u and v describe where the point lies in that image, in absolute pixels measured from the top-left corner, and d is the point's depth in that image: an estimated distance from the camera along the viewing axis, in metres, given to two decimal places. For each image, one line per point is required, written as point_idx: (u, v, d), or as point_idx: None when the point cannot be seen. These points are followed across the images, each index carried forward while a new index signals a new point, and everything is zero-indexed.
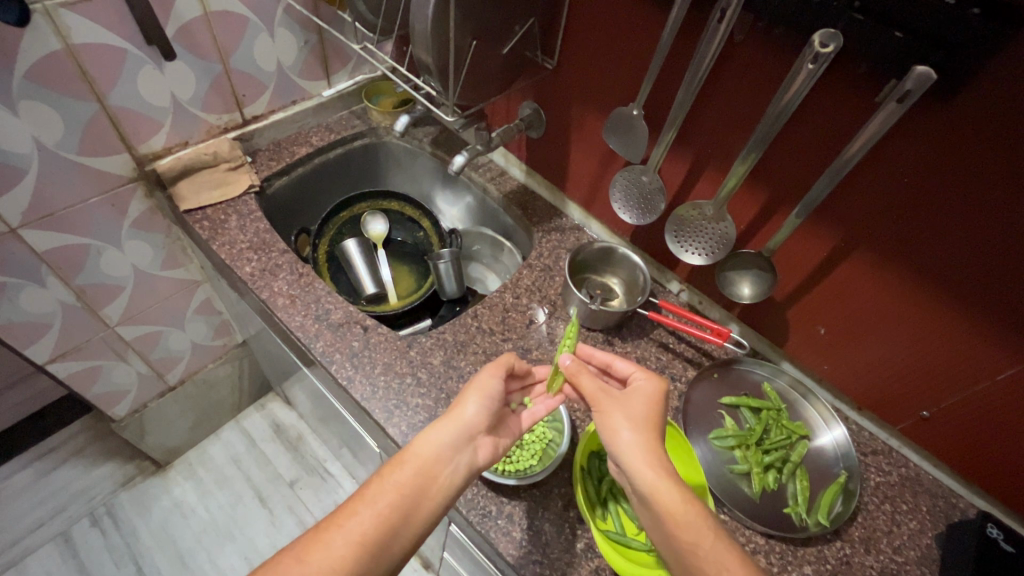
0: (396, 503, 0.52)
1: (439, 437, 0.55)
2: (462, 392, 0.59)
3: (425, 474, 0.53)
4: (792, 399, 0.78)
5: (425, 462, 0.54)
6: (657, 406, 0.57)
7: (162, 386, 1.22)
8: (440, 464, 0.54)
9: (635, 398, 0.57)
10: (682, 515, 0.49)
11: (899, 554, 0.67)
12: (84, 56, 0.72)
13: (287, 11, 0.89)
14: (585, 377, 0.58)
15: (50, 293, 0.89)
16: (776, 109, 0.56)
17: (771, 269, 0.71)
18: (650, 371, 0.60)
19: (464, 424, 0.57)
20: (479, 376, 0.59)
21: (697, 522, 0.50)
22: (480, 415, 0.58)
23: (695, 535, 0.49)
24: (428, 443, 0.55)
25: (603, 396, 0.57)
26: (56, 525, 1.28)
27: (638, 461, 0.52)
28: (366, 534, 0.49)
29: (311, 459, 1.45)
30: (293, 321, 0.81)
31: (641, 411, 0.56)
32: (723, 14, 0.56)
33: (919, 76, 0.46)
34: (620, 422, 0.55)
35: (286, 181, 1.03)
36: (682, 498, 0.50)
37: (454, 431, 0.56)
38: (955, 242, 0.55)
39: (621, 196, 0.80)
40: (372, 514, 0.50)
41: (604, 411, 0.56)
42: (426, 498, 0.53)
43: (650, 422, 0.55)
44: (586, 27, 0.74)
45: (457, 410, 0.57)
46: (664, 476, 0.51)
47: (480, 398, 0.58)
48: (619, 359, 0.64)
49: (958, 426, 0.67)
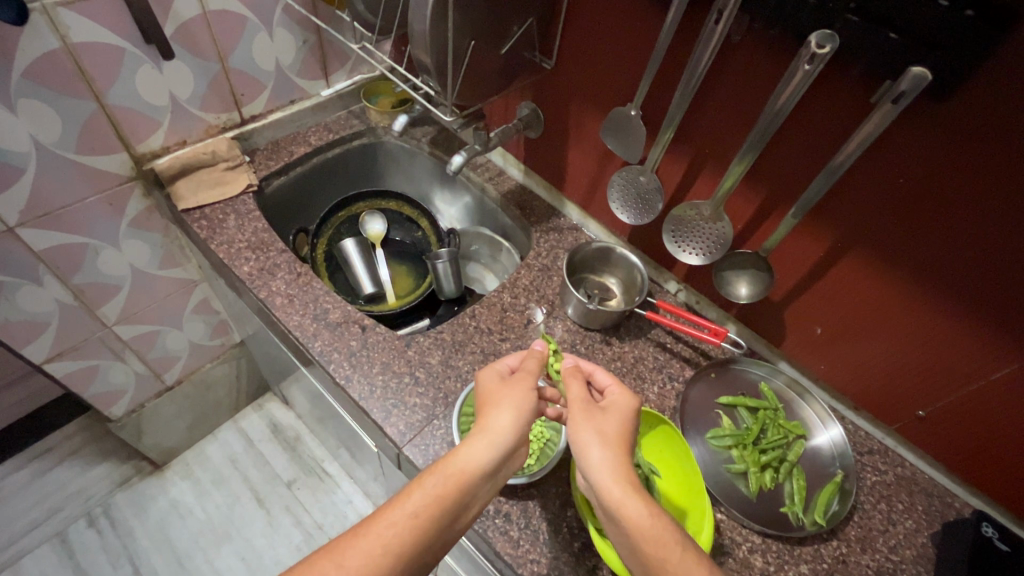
0: (437, 516, 0.49)
1: (482, 453, 0.53)
2: (502, 403, 0.57)
3: (467, 489, 0.51)
4: (789, 399, 0.78)
5: (466, 477, 0.51)
6: (629, 420, 0.58)
7: (160, 385, 1.22)
8: (480, 480, 0.52)
9: (609, 413, 0.58)
10: (653, 530, 0.48)
11: (895, 553, 0.67)
12: (82, 54, 0.72)
13: (286, 11, 0.89)
14: (574, 384, 0.61)
15: (49, 293, 0.89)
16: (771, 112, 0.57)
17: (767, 269, 0.71)
18: (624, 385, 0.61)
19: (506, 440, 0.54)
20: (514, 392, 0.58)
21: (666, 537, 0.48)
22: (520, 431, 0.56)
23: (663, 551, 0.47)
24: (473, 458, 0.52)
25: (575, 408, 0.58)
26: (53, 526, 1.27)
27: (607, 475, 0.51)
28: (404, 545, 0.47)
29: (310, 460, 1.45)
30: (291, 321, 0.81)
31: (608, 425, 0.56)
32: (721, 14, 0.56)
33: (915, 76, 0.47)
34: (589, 438, 0.54)
35: (285, 181, 1.03)
36: (650, 512, 0.49)
37: (495, 447, 0.54)
38: (950, 242, 0.55)
39: (619, 195, 0.81)
40: (413, 524, 0.48)
41: (576, 420, 0.56)
42: (461, 511, 0.51)
43: (619, 438, 0.55)
44: (584, 28, 0.75)
45: (499, 424, 0.55)
46: (631, 491, 0.50)
47: (518, 411, 0.56)
48: (600, 371, 0.64)
49: (954, 425, 0.67)
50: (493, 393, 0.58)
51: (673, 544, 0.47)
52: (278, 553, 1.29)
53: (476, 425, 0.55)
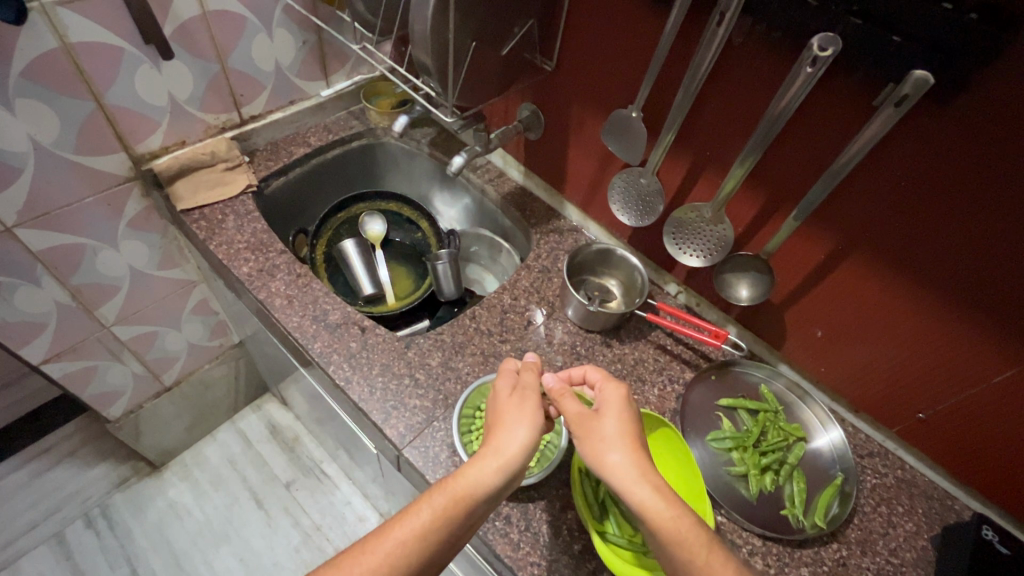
0: (440, 535, 0.50)
1: (488, 477, 0.52)
2: (513, 422, 0.56)
3: (471, 511, 0.51)
4: (789, 401, 0.78)
5: (471, 499, 0.51)
6: (629, 418, 0.57)
7: (158, 386, 1.22)
8: (487, 502, 0.52)
9: (606, 413, 0.57)
10: (683, 527, 0.48)
11: (895, 556, 0.67)
12: (82, 53, 0.72)
13: (286, 11, 0.89)
14: (568, 400, 0.58)
15: (46, 293, 0.89)
16: (774, 112, 0.56)
17: (769, 272, 0.71)
18: (614, 379, 0.60)
19: (515, 465, 0.54)
20: (523, 409, 0.57)
21: (689, 538, 0.48)
22: (527, 454, 0.55)
23: (688, 551, 0.48)
24: (480, 480, 0.52)
25: (584, 420, 0.56)
26: (50, 526, 1.27)
27: (629, 480, 0.51)
28: (409, 561, 0.49)
29: (308, 461, 1.44)
30: (291, 322, 0.81)
31: (623, 430, 0.55)
32: (722, 17, 0.56)
33: (917, 79, 0.47)
34: (605, 447, 0.54)
35: (284, 181, 1.02)
36: (671, 510, 0.49)
37: (501, 472, 0.53)
38: (952, 245, 0.55)
39: (620, 197, 0.81)
40: (415, 542, 0.49)
41: (587, 438, 0.55)
42: (467, 528, 0.52)
43: (631, 440, 0.55)
44: (585, 30, 0.75)
45: (508, 446, 0.54)
46: (655, 490, 0.50)
47: (532, 436, 0.56)
48: (591, 369, 0.64)
49: (954, 428, 0.67)
50: (505, 410, 0.58)
51: (698, 545, 0.48)
52: (277, 554, 1.28)
53: (487, 445, 0.55)
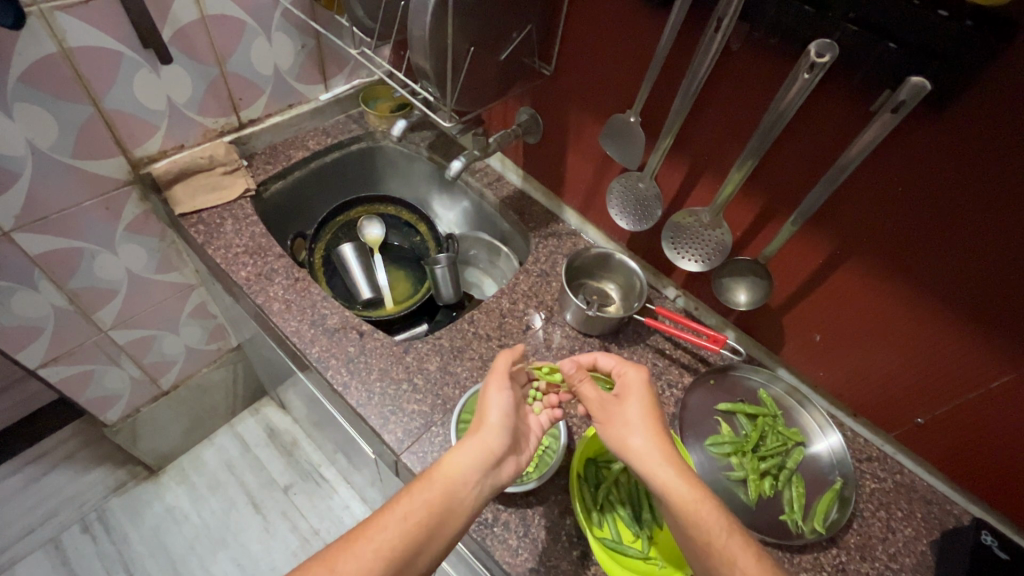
0: (426, 519, 0.50)
1: (466, 457, 0.54)
2: (484, 409, 0.60)
3: (454, 494, 0.52)
4: (787, 405, 0.78)
5: (452, 482, 0.53)
6: (650, 400, 0.58)
7: (156, 390, 1.22)
8: (469, 484, 0.54)
9: (629, 398, 0.59)
10: (702, 512, 0.49)
11: (894, 561, 0.67)
12: (81, 59, 0.72)
13: (285, 16, 0.89)
14: (586, 385, 0.61)
15: (43, 297, 0.88)
16: (772, 118, 0.56)
17: (767, 277, 0.71)
18: (631, 362, 0.62)
19: (489, 447, 0.56)
20: (489, 395, 0.60)
21: (711, 519, 0.49)
22: (501, 436, 0.57)
23: (708, 535, 0.48)
24: (459, 462, 0.54)
25: (606, 405, 0.59)
26: (46, 532, 1.26)
27: (652, 461, 0.53)
28: (397, 548, 0.49)
29: (306, 464, 1.44)
30: (289, 326, 0.81)
31: (645, 408, 0.57)
32: (721, 23, 0.56)
33: (913, 86, 0.47)
34: (629, 430, 0.56)
35: (282, 185, 1.02)
36: (693, 493, 0.50)
37: (476, 454, 0.55)
38: (948, 250, 0.55)
39: (618, 201, 0.81)
40: (402, 528, 0.49)
41: (608, 422, 0.58)
42: (453, 516, 0.52)
43: (653, 424, 0.56)
44: (583, 35, 0.75)
45: (482, 433, 0.57)
46: (678, 474, 0.52)
47: (502, 420, 0.58)
48: (602, 355, 0.64)
49: (951, 433, 0.67)
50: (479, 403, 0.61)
51: (716, 530, 0.48)
52: (274, 559, 1.28)
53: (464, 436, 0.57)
